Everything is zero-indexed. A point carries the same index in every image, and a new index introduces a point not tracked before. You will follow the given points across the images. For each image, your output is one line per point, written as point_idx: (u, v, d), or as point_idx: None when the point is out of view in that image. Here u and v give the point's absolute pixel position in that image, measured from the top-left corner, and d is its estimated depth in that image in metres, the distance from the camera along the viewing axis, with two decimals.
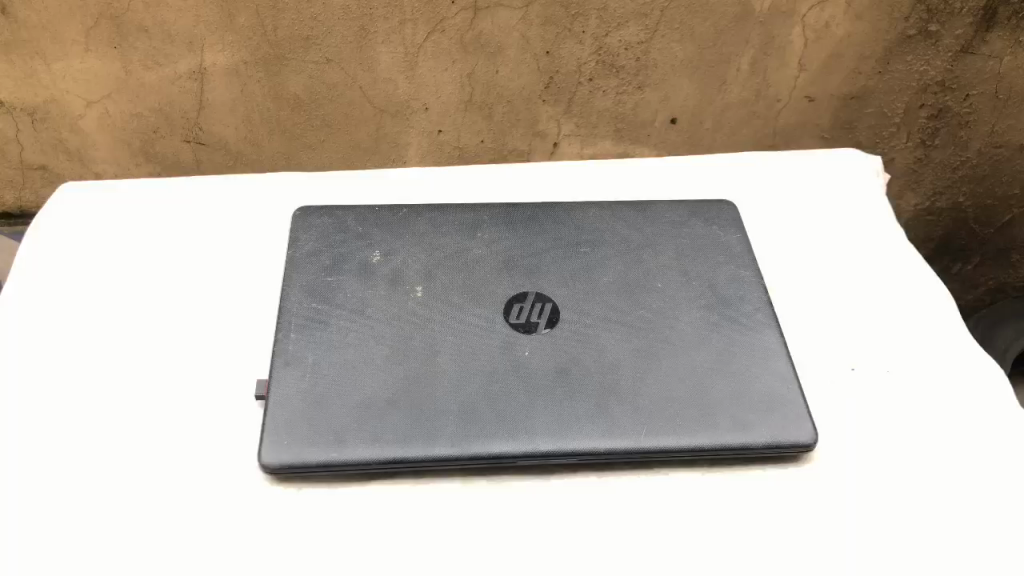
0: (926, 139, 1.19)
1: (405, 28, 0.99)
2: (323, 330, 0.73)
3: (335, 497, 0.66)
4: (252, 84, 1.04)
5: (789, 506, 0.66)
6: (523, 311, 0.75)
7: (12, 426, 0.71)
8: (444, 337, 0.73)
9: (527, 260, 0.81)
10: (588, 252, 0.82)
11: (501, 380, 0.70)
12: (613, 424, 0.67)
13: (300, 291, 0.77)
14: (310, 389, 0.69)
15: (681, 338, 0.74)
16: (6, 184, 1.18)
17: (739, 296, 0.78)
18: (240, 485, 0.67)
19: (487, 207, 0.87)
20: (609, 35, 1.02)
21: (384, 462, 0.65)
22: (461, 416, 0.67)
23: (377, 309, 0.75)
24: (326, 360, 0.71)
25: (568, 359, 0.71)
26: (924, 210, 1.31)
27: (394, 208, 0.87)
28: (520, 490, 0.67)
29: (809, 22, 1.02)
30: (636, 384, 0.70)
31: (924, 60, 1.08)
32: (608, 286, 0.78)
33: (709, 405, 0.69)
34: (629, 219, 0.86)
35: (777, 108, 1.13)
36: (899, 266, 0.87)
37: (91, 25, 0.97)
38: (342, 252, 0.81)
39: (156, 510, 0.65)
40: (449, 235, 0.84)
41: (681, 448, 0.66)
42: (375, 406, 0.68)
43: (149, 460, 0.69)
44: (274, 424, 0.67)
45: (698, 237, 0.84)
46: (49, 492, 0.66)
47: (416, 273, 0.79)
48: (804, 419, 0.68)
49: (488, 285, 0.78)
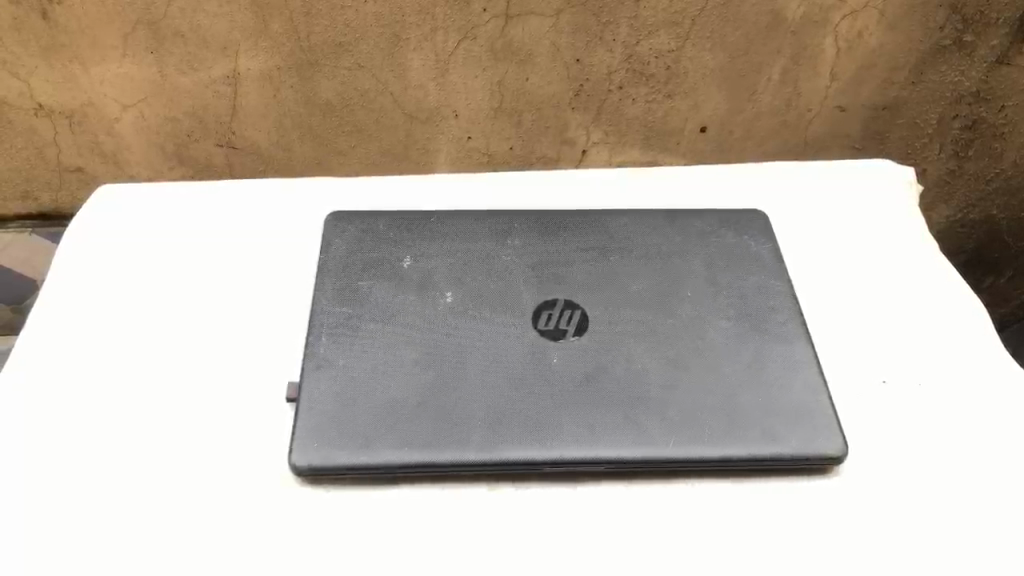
0: (959, 150, 1.17)
1: (436, 35, 1.00)
2: (353, 334, 0.74)
3: (362, 500, 0.67)
4: (284, 90, 1.05)
5: (819, 517, 0.65)
6: (552, 318, 0.76)
7: (49, 427, 0.72)
8: (473, 342, 0.73)
9: (555, 267, 0.81)
10: (617, 259, 0.82)
11: (529, 386, 0.70)
12: (641, 433, 0.67)
13: (330, 294, 0.78)
14: (340, 391, 0.70)
15: (709, 347, 0.74)
16: (43, 186, 1.18)
17: (768, 305, 0.78)
18: (270, 487, 0.68)
19: (515, 214, 0.88)
20: (640, 44, 1.02)
21: (413, 466, 0.66)
22: (489, 423, 0.68)
23: (406, 314, 0.76)
24: (355, 363, 0.72)
25: (596, 367, 0.71)
26: (957, 222, 1.29)
27: (424, 215, 0.87)
28: (547, 497, 0.67)
29: (841, 32, 1.02)
30: (665, 394, 0.70)
31: (958, 70, 1.08)
32: (636, 294, 0.78)
33: (738, 415, 0.69)
34: (658, 227, 0.86)
35: (808, 118, 1.12)
36: (932, 278, 0.86)
37: (129, 31, 0.98)
38: (372, 256, 0.82)
39: (188, 511, 0.66)
40: (479, 241, 0.84)
41: (709, 458, 0.66)
42: (404, 410, 0.68)
43: (181, 461, 0.70)
44: (303, 425, 0.67)
45: (727, 247, 0.84)
46: (84, 493, 0.67)
47: (446, 278, 0.79)
48: (833, 430, 0.68)
49: (517, 290, 0.78)
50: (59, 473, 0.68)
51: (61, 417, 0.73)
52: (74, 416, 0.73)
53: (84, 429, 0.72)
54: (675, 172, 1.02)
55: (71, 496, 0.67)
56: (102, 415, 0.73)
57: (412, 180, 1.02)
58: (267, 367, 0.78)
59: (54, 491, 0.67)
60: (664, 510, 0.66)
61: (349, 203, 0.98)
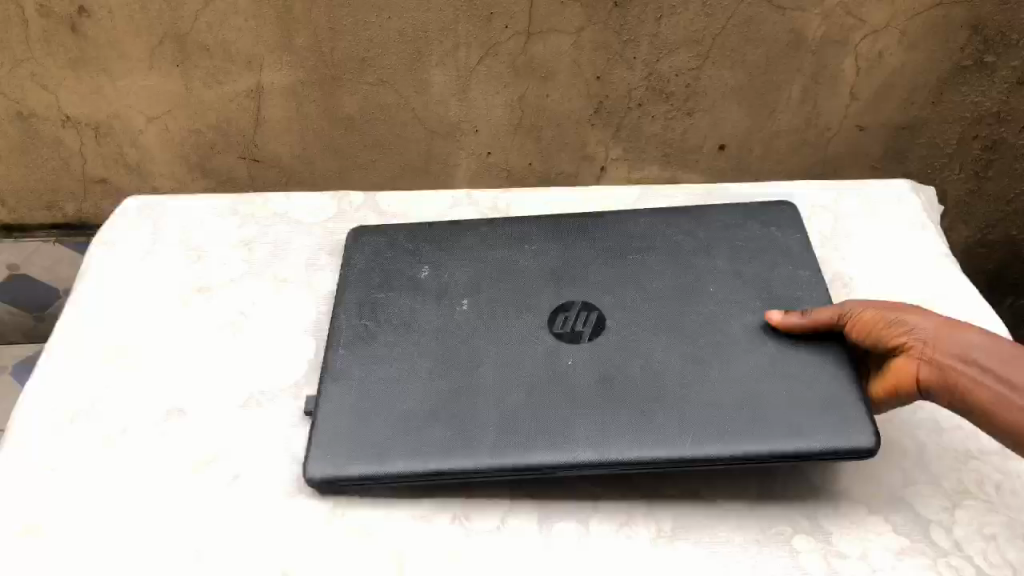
0: (979, 170, 1.16)
1: (459, 52, 1.01)
2: (370, 345, 0.75)
3: (383, 514, 0.67)
4: (308, 104, 1.06)
5: (835, 538, 0.66)
6: (568, 321, 0.76)
7: (79, 435, 0.73)
8: (489, 349, 0.74)
9: (574, 274, 0.81)
10: (638, 263, 0.81)
11: (545, 391, 0.70)
12: (661, 434, 0.66)
13: (347, 310, 0.79)
14: (354, 402, 0.70)
15: (730, 345, 0.73)
16: (67, 196, 1.19)
17: (793, 299, 0.76)
18: (292, 499, 0.69)
19: (535, 220, 0.87)
20: (661, 61, 1.03)
21: (430, 472, 0.66)
22: (505, 428, 0.68)
23: (422, 324, 0.77)
24: (370, 374, 0.73)
25: (612, 368, 0.71)
26: (976, 242, 1.26)
27: (443, 226, 0.88)
28: (567, 515, 0.67)
29: (862, 52, 1.03)
30: (682, 393, 0.69)
31: (979, 91, 1.08)
32: (655, 296, 0.78)
33: (760, 412, 0.67)
34: (679, 229, 0.85)
35: (827, 137, 1.12)
36: (955, 297, 0.86)
37: (155, 45, 1.00)
38: (390, 270, 0.82)
39: (211, 521, 0.67)
40: (498, 251, 0.84)
41: (734, 454, 0.65)
42: (418, 418, 0.69)
43: (203, 472, 0.70)
44: (317, 438, 0.69)
45: (751, 242, 0.83)
46: (110, 503, 0.68)
47: (467, 288, 0.80)
48: (864, 420, 0.66)
49: (534, 296, 0.78)
50: (86, 481, 0.70)
51: (89, 426, 0.74)
52: (102, 425, 0.74)
53: (111, 439, 0.73)
54: (694, 188, 1.02)
55: (96, 505, 0.68)
56: (129, 424, 0.74)
57: (431, 193, 1.02)
58: (288, 377, 0.78)
59: (81, 500, 0.68)
60: (683, 531, 0.66)
61: (369, 214, 0.98)
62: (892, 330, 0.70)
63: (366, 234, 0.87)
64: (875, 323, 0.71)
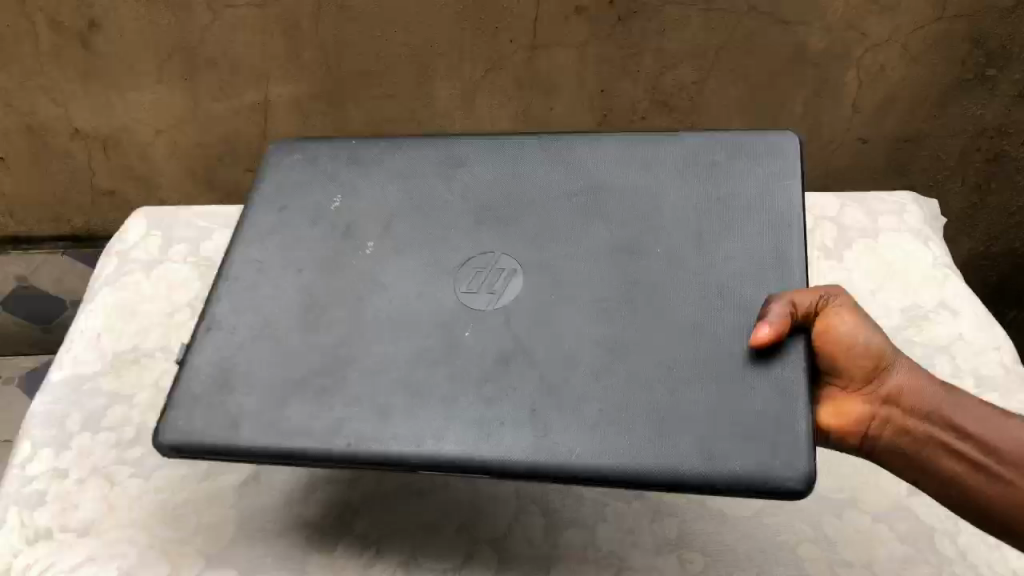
0: (982, 182, 1.16)
1: (464, 66, 1.02)
2: (252, 297, 0.61)
3: (393, 517, 0.71)
4: (314, 116, 1.07)
5: (840, 546, 0.67)
6: (484, 282, 0.58)
7: (104, 444, 0.76)
8: (376, 305, 0.59)
9: (507, 212, 0.62)
10: (590, 198, 0.61)
11: (426, 368, 0.55)
12: (537, 433, 0.51)
13: (240, 256, 0.63)
14: (223, 360, 0.58)
15: (675, 320, 0.54)
16: (75, 209, 1.20)
17: (774, 269, 0.55)
18: (306, 506, 0.72)
19: (468, 145, 0.66)
20: (664, 75, 1.04)
21: (277, 452, 0.54)
22: (368, 414, 0.54)
23: (312, 272, 0.61)
24: (251, 327, 0.59)
25: (513, 340, 0.55)
26: (979, 255, 1.25)
27: (358, 159, 0.67)
28: (569, 520, 0.70)
29: (864, 65, 1.04)
30: (591, 384, 0.52)
31: (980, 104, 1.08)
32: (600, 246, 0.58)
33: (687, 418, 0.50)
34: (653, 159, 0.62)
35: (831, 149, 1.13)
36: (958, 307, 0.85)
37: (165, 59, 1.03)
38: (291, 208, 0.65)
39: (229, 527, 0.70)
40: (423, 183, 0.65)
41: (617, 473, 0.49)
42: (278, 385, 0.56)
43: (220, 482, 0.74)
44: (179, 402, 0.57)
45: (754, 180, 0.59)
46: (132, 510, 0.71)
47: (374, 230, 0.63)
48: (801, 454, 0.48)
49: (445, 240, 0.61)
50: (111, 489, 0.73)
51: (112, 436, 0.77)
52: (123, 435, 0.77)
53: (133, 449, 0.76)
54: None
55: (119, 512, 0.71)
56: (149, 434, 0.77)
57: None
58: None
59: (105, 507, 0.72)
60: (688, 537, 0.69)
61: (277, 169, 0.68)
62: (863, 357, 0.59)
63: (287, 172, 0.68)
64: (841, 337, 0.59)
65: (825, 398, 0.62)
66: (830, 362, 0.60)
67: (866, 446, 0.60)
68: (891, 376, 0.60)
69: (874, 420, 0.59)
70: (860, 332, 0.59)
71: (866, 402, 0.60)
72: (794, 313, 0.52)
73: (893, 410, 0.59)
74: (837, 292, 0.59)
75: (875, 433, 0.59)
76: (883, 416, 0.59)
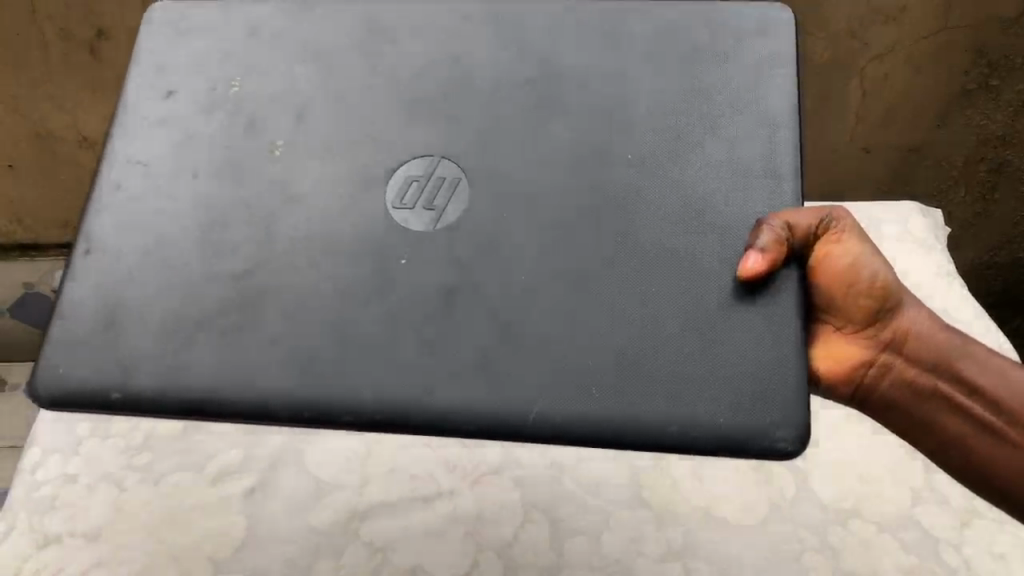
0: (985, 193, 1.15)
1: None
2: (138, 210, 0.55)
3: (399, 523, 0.71)
4: None
5: (843, 553, 0.67)
6: (421, 196, 0.53)
7: (110, 449, 0.77)
8: (289, 223, 0.53)
9: (446, 103, 0.55)
10: (544, 87, 0.54)
11: (360, 305, 0.51)
12: (489, 385, 0.49)
13: (120, 156, 0.56)
14: (106, 292, 0.53)
15: (644, 250, 0.51)
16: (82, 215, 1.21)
17: (764, 182, 0.52)
18: (312, 512, 0.72)
19: (392, 10, 0.57)
20: None
21: (185, 399, 0.51)
22: (290, 360, 0.50)
23: (209, 177, 0.55)
24: (138, 249, 0.54)
25: (461, 275, 0.51)
26: (984, 266, 1.24)
27: (259, 32, 0.57)
28: (574, 527, 0.71)
29: (867, 74, 1.05)
30: (547, 330, 0.50)
31: (984, 114, 1.08)
32: (556, 155, 0.53)
33: (655, 369, 0.49)
34: (617, 34, 0.55)
35: (833, 158, 1.14)
36: (963, 316, 0.86)
37: None
38: (179, 93, 0.57)
39: (235, 534, 0.71)
40: (341, 61, 0.56)
41: (597, 429, 0.48)
42: (183, 324, 0.52)
43: (224, 487, 0.74)
44: (58, 346, 0.52)
45: (732, 70, 0.54)
46: (140, 517, 0.72)
47: (283, 122, 0.55)
48: (781, 409, 0.47)
49: (375, 134, 0.55)
50: (118, 495, 0.74)
51: (117, 440, 0.77)
52: (129, 439, 0.78)
53: (140, 455, 0.77)
54: None
55: (126, 519, 0.72)
56: (155, 440, 0.78)
57: None
58: None
59: (112, 513, 0.72)
60: (692, 547, 0.69)
61: (155, 45, 0.58)
62: (864, 296, 0.60)
63: (166, 51, 0.58)
64: (842, 269, 0.59)
65: (822, 337, 0.63)
66: (831, 300, 0.61)
67: (862, 390, 0.62)
68: (890, 318, 0.62)
69: (875, 363, 0.62)
70: (863, 269, 0.60)
71: (866, 345, 0.62)
72: (789, 235, 0.51)
73: (894, 356, 0.61)
74: (844, 224, 0.59)
75: (876, 376, 0.62)
76: (884, 360, 0.62)
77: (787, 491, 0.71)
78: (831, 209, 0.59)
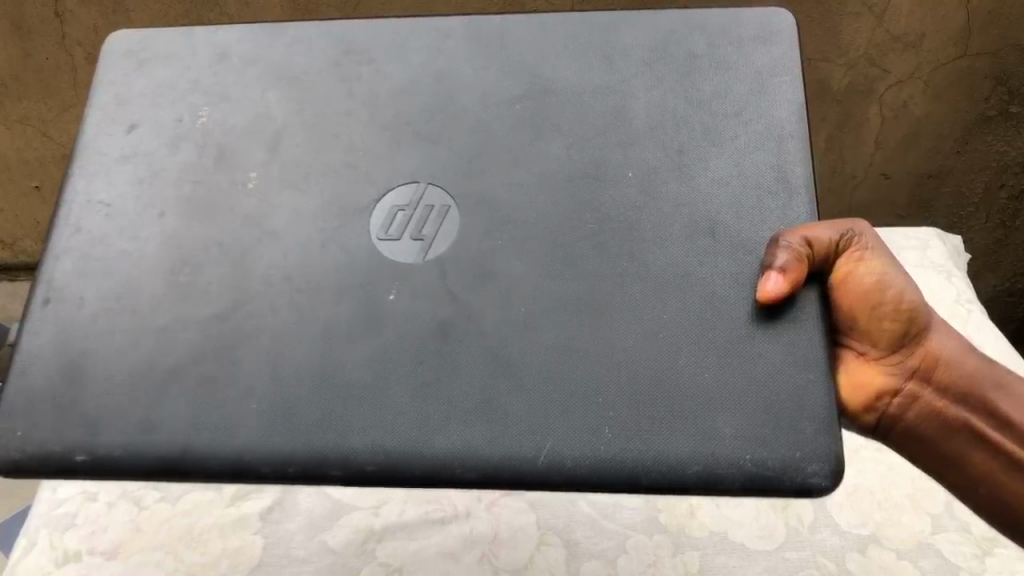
0: (1005, 220, 1.16)
1: None
2: (101, 253, 0.55)
3: (412, 545, 0.72)
4: None
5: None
6: (408, 225, 0.54)
7: None
8: (266, 259, 0.54)
9: (432, 122, 0.56)
10: (534, 105, 0.55)
11: (347, 345, 0.51)
12: (494, 423, 0.49)
13: (81, 197, 0.57)
14: (69, 343, 0.53)
15: (652, 281, 0.51)
16: None
17: (776, 195, 0.52)
18: (326, 533, 0.72)
19: (366, 33, 0.59)
20: None
21: (157, 459, 0.50)
22: (275, 405, 0.50)
23: (176, 215, 0.55)
24: (101, 296, 0.54)
25: (453, 307, 0.51)
26: (1004, 291, 1.25)
27: (228, 58, 0.59)
28: (588, 554, 0.71)
29: (886, 101, 1.05)
30: (557, 366, 0.49)
31: (1004, 140, 1.08)
32: (553, 170, 0.54)
33: (674, 405, 0.48)
34: (609, 50, 0.57)
35: (853, 183, 1.15)
36: (982, 339, 0.85)
37: None
38: (142, 127, 0.58)
39: (253, 555, 0.71)
40: (314, 87, 0.57)
41: (614, 473, 0.47)
42: (154, 379, 0.51)
43: (240, 507, 0.74)
44: (19, 405, 0.52)
45: (731, 80, 0.55)
46: (152, 539, 0.73)
47: (257, 153, 0.56)
48: (809, 442, 0.47)
49: (355, 162, 0.55)
50: (132, 515, 0.74)
51: None
52: None
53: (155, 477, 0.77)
54: None
55: (138, 542, 0.72)
56: None
57: None
58: None
59: (125, 535, 0.73)
60: (709, 572, 0.69)
61: (117, 77, 0.60)
62: (888, 318, 0.60)
63: (127, 83, 0.60)
64: (864, 288, 0.59)
65: (845, 362, 0.63)
66: (854, 322, 0.61)
67: (885, 420, 0.63)
68: (916, 344, 0.61)
69: (899, 393, 0.61)
70: (887, 289, 0.59)
71: (890, 373, 0.61)
72: (806, 251, 0.51)
73: (920, 387, 0.61)
74: (867, 243, 0.59)
75: (901, 404, 0.61)
76: (909, 390, 0.61)
77: (805, 516, 0.71)
78: (853, 226, 0.59)
